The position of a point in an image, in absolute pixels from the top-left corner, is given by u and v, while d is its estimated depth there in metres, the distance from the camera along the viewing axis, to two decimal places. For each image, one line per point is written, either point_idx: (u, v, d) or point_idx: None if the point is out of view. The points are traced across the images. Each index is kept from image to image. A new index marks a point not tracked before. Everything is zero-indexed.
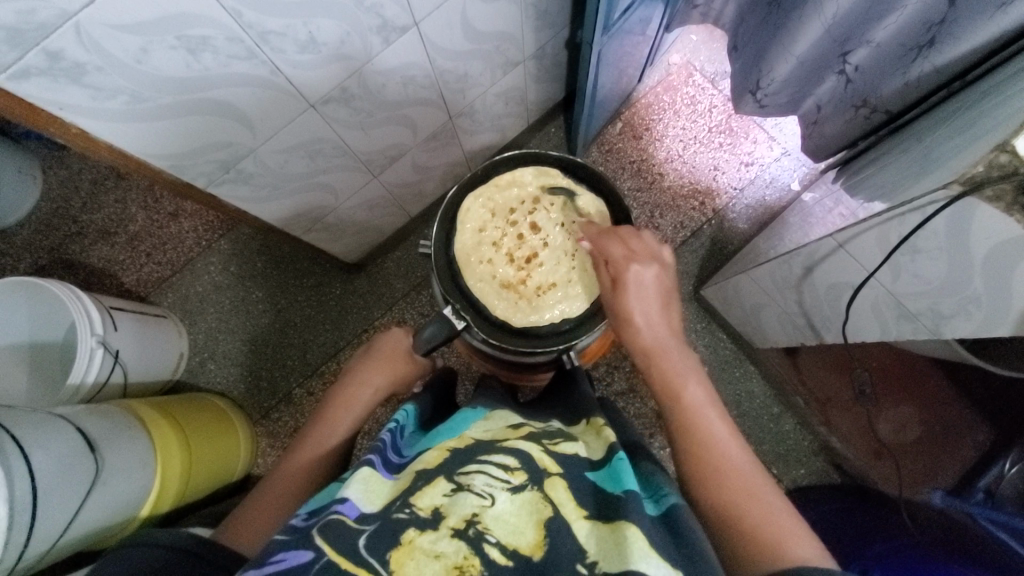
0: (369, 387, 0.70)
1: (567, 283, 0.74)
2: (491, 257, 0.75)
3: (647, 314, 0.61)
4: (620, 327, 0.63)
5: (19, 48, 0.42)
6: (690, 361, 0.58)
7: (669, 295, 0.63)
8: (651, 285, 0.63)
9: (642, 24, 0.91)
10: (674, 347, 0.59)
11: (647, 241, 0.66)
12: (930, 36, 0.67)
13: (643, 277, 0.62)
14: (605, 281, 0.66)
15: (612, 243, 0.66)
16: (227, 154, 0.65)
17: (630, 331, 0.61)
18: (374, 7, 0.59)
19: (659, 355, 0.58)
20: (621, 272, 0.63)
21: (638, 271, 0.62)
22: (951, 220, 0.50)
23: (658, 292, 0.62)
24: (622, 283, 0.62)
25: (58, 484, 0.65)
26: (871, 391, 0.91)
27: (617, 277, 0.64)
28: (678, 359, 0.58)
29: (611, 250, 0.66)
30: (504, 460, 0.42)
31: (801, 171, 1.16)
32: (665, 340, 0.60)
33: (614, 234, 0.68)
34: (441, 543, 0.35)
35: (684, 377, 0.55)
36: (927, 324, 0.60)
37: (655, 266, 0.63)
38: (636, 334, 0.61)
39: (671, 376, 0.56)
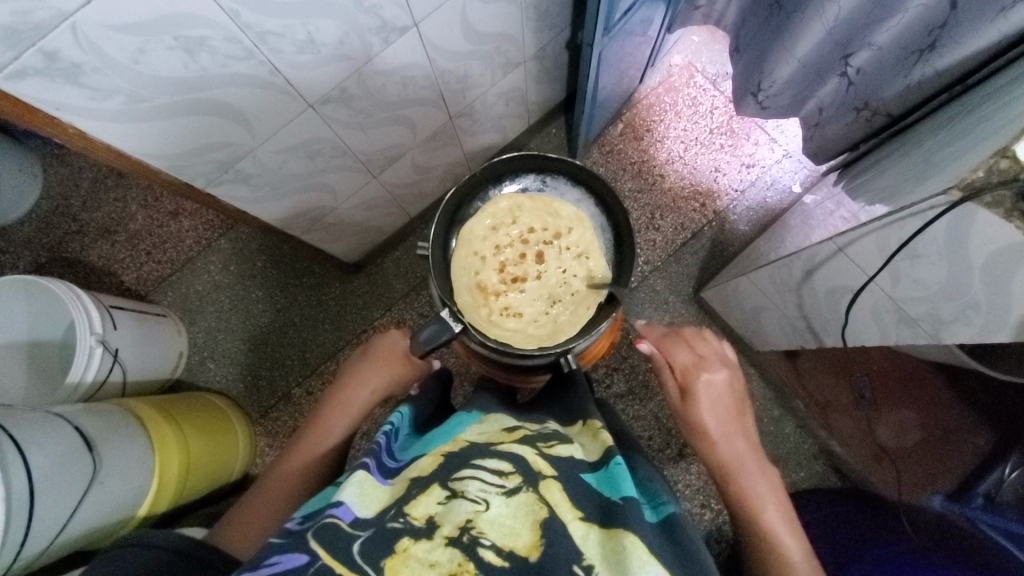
0: (366, 387, 0.69)
1: (525, 323, 0.75)
2: (487, 256, 0.76)
3: (719, 424, 0.64)
4: (690, 435, 0.66)
5: (15, 48, 0.42)
6: (765, 472, 0.62)
7: (738, 401, 0.67)
8: (723, 394, 0.67)
9: (643, 25, 0.91)
10: (751, 463, 0.62)
11: (711, 349, 0.71)
12: (932, 39, 0.66)
13: (710, 387, 0.66)
14: (672, 390, 0.69)
15: (679, 349, 0.70)
16: (225, 155, 0.65)
17: (704, 446, 0.64)
18: (373, 8, 0.59)
19: (739, 473, 0.61)
20: (690, 382, 0.67)
21: (709, 381, 0.67)
22: (951, 225, 0.50)
23: (729, 400, 0.67)
24: (692, 393, 0.66)
25: (55, 484, 0.65)
26: (870, 396, 0.91)
27: (685, 386, 0.67)
28: (757, 475, 0.61)
29: (678, 356, 0.70)
30: (498, 465, 0.42)
31: (802, 173, 1.16)
32: (743, 456, 0.62)
33: (677, 342, 0.71)
34: (436, 551, 0.34)
35: (761, 495, 0.60)
36: (926, 328, 0.59)
37: (723, 375, 0.68)
38: (712, 449, 0.63)
39: (751, 495, 0.60)
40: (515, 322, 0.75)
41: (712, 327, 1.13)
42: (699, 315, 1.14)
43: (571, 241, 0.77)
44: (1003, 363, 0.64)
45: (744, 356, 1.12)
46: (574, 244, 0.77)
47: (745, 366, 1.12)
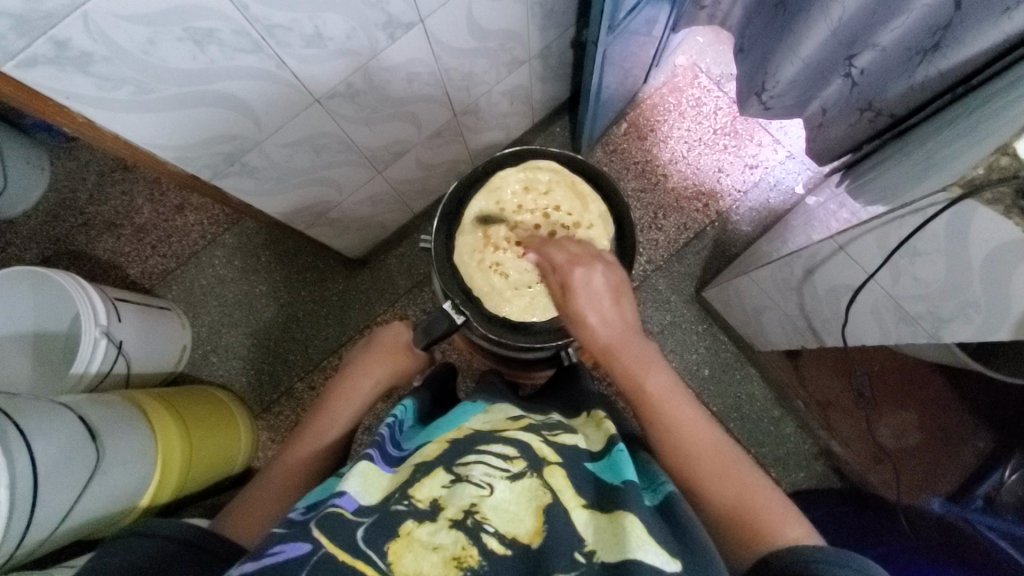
0: (369, 378, 0.70)
1: (507, 292, 0.72)
2: (503, 215, 0.75)
3: (601, 312, 0.58)
4: (574, 328, 0.60)
5: (27, 37, 0.42)
6: (648, 347, 0.57)
7: (621, 289, 0.60)
8: (602, 284, 0.60)
9: (647, 24, 0.91)
10: (633, 340, 0.57)
11: (588, 246, 0.64)
12: (936, 40, 0.66)
13: (586, 276, 0.60)
14: (554, 289, 0.63)
15: (555, 249, 0.64)
16: (231, 147, 0.65)
17: (585, 333, 0.59)
18: (380, 4, 0.59)
19: (620, 351, 0.56)
20: (568, 277, 0.61)
21: (584, 274, 0.60)
22: (951, 222, 0.50)
23: (608, 288, 0.60)
24: (571, 287, 0.60)
25: (60, 471, 0.65)
26: (870, 395, 0.90)
27: (563, 283, 0.61)
28: (637, 352, 0.56)
29: (553, 256, 0.63)
30: (503, 449, 0.42)
31: (806, 174, 1.16)
32: (622, 335, 0.57)
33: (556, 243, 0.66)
34: (440, 534, 0.35)
35: (645, 372, 0.54)
36: (926, 328, 0.60)
37: (599, 265, 0.61)
38: (592, 334, 0.58)
39: (631, 375, 0.54)
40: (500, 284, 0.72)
41: (713, 327, 1.13)
42: (701, 315, 1.14)
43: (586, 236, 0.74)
44: (1003, 363, 0.64)
45: (745, 356, 1.12)
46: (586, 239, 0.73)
47: (746, 367, 1.12)
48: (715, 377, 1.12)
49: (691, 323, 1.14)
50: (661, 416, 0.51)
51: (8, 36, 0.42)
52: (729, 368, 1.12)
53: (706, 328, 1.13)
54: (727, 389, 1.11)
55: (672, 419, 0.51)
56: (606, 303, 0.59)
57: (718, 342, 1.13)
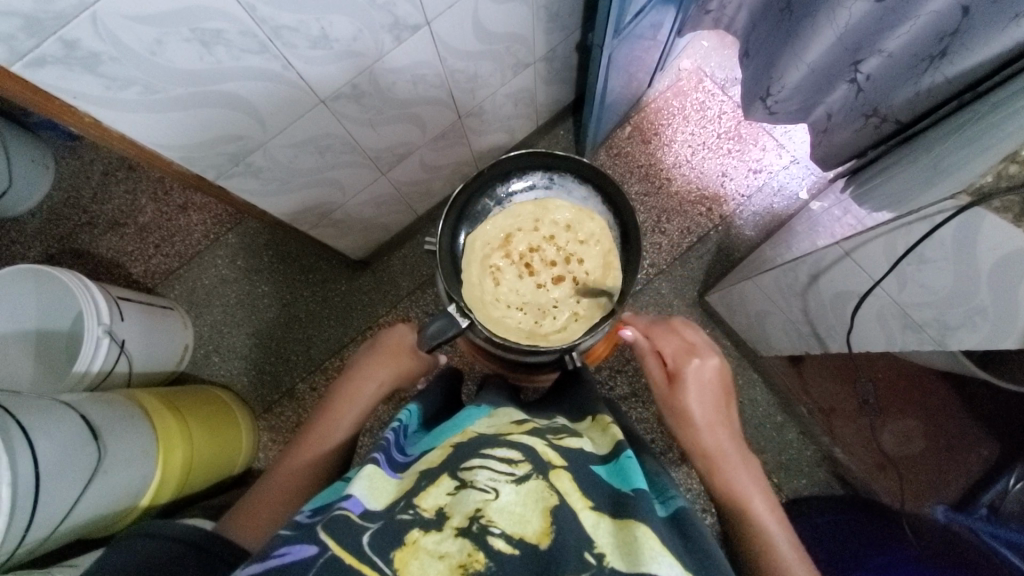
0: (373, 381, 0.70)
1: (489, 298, 0.76)
2: (532, 237, 0.78)
3: (705, 414, 0.64)
4: (677, 424, 0.66)
5: (36, 37, 0.42)
6: (746, 460, 0.62)
7: (725, 392, 0.67)
8: (710, 384, 0.67)
9: (653, 28, 0.91)
10: (732, 450, 0.62)
11: (703, 340, 0.71)
12: (943, 46, 0.66)
13: (698, 373, 0.67)
14: (658, 375, 0.69)
15: (666, 336, 0.71)
16: (236, 147, 0.65)
17: (689, 432, 0.64)
18: (386, 5, 0.59)
19: (721, 457, 0.61)
20: (680, 369, 0.67)
21: (699, 367, 0.67)
22: (959, 230, 0.50)
23: (716, 388, 0.66)
24: (681, 380, 0.66)
25: (62, 471, 0.65)
26: (875, 401, 0.89)
27: (674, 373, 0.68)
28: (738, 462, 0.61)
29: (666, 344, 0.70)
30: (508, 454, 0.42)
31: (810, 179, 1.15)
32: (724, 443, 0.62)
33: (665, 330, 0.72)
34: (445, 543, 0.35)
35: (741, 479, 0.59)
36: (932, 335, 0.59)
37: (712, 364, 0.68)
38: (694, 433, 0.63)
39: (731, 481, 0.59)
40: (488, 286, 0.77)
41: (716, 331, 1.13)
42: (704, 319, 1.14)
43: (583, 298, 0.77)
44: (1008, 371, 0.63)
45: (747, 361, 1.12)
46: (577, 305, 0.76)
47: (748, 372, 1.12)
48: None
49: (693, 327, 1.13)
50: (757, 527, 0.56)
51: (18, 36, 0.42)
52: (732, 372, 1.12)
53: (709, 332, 1.13)
54: None
55: (764, 530, 0.56)
56: (708, 405, 0.65)
57: (721, 347, 1.12)
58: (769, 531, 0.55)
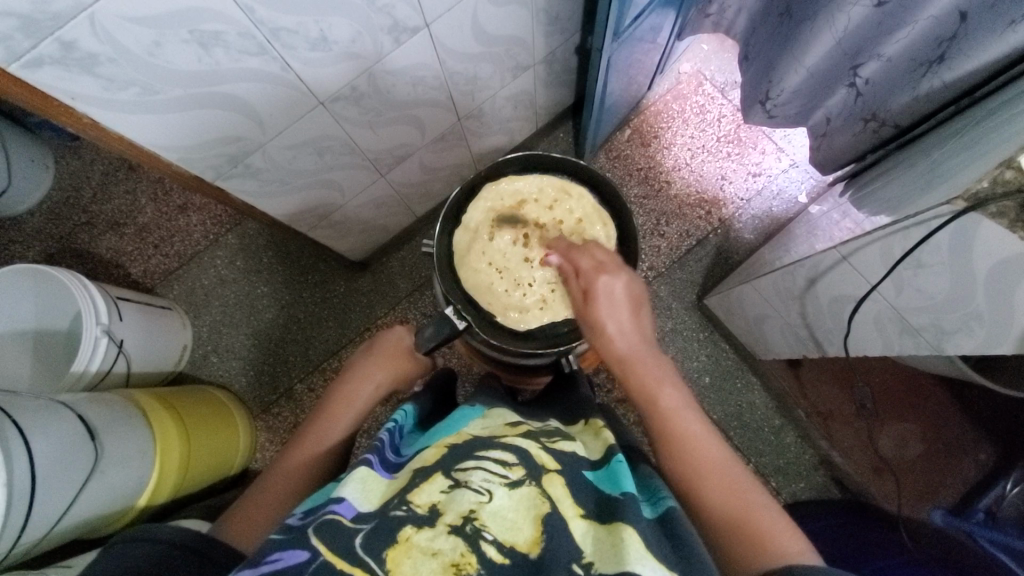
0: (369, 383, 0.69)
1: (470, 247, 0.74)
2: (540, 215, 0.75)
3: (619, 323, 0.60)
4: (595, 340, 0.62)
5: (33, 37, 0.42)
6: (663, 362, 0.57)
7: (640, 303, 0.62)
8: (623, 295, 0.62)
9: (652, 31, 0.91)
10: (650, 355, 0.58)
11: (614, 257, 0.66)
12: (941, 52, 0.66)
13: (611, 287, 0.61)
14: (576, 294, 0.64)
15: (581, 257, 0.66)
16: (235, 148, 0.65)
17: (604, 342, 0.60)
18: (386, 8, 0.60)
19: (636, 361, 0.57)
20: (591, 284, 0.62)
21: (608, 282, 0.61)
22: (955, 236, 0.50)
23: (628, 300, 0.61)
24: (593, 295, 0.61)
25: (57, 471, 0.65)
26: (872, 406, 0.88)
27: (587, 290, 0.63)
28: (654, 364, 0.57)
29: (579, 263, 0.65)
30: (501, 456, 0.42)
31: (809, 183, 1.16)
32: (641, 349, 0.58)
33: (583, 249, 0.67)
34: (439, 539, 0.35)
35: (661, 385, 0.55)
36: (929, 340, 0.59)
37: (624, 276, 0.63)
38: (609, 344, 0.59)
39: (648, 382, 0.55)
40: (475, 236, 0.75)
41: (714, 334, 1.13)
42: (702, 322, 1.14)
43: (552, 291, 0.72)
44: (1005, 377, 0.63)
45: (746, 365, 1.12)
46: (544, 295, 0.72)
47: (747, 375, 1.12)
48: (716, 385, 1.11)
49: (692, 330, 1.13)
50: (670, 426, 0.52)
51: (15, 36, 0.42)
52: (730, 376, 1.12)
53: (708, 336, 1.13)
54: (728, 398, 1.11)
55: (680, 428, 0.51)
56: (627, 315, 0.60)
57: (719, 350, 1.12)
58: (686, 428, 0.51)
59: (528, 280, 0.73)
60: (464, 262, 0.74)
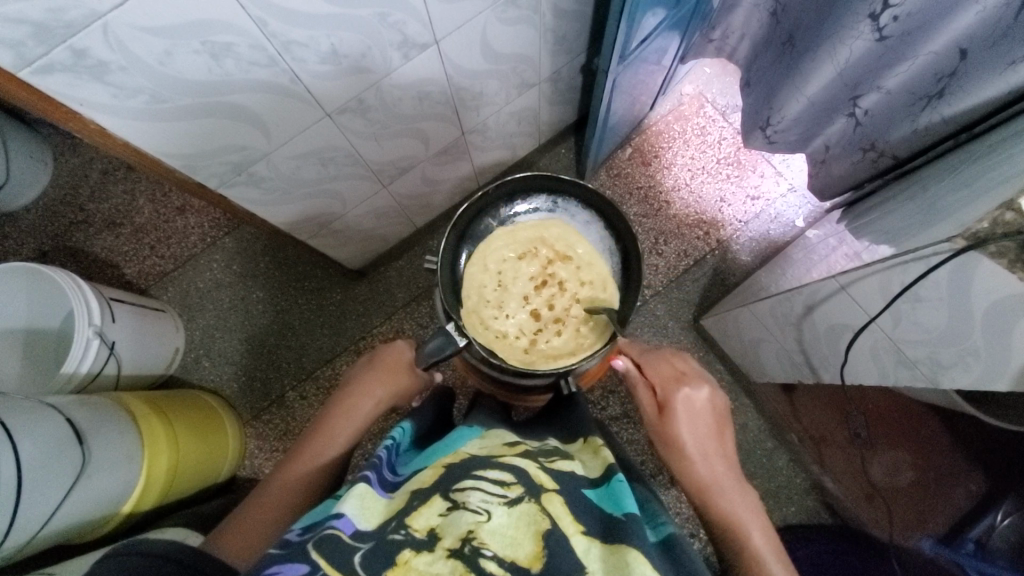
0: (370, 398, 0.69)
1: (490, 258, 0.78)
2: (555, 277, 0.77)
3: (698, 442, 0.62)
4: (671, 459, 0.63)
5: (46, 44, 0.42)
6: (745, 496, 0.59)
7: (721, 419, 0.64)
8: (702, 409, 0.64)
9: (658, 53, 0.93)
10: (729, 482, 0.60)
11: (692, 367, 0.69)
12: (941, 87, 0.68)
13: (691, 399, 0.64)
14: (649, 404, 0.66)
15: (659, 363, 0.68)
16: (239, 157, 0.65)
17: (681, 463, 0.61)
18: (396, 24, 0.60)
19: (715, 490, 0.59)
20: (669, 396, 0.64)
21: (688, 396, 0.64)
22: (954, 272, 0.50)
23: (709, 415, 0.64)
24: (671, 409, 0.63)
25: (44, 474, 0.64)
26: (866, 435, 0.88)
27: (664, 402, 0.64)
28: (736, 496, 0.59)
29: (656, 371, 0.67)
30: (500, 476, 0.42)
31: (807, 209, 1.17)
32: (720, 474, 0.60)
33: (659, 356, 0.69)
34: (437, 564, 0.34)
35: (742, 519, 0.57)
36: (925, 372, 0.59)
37: (707, 391, 0.65)
38: (687, 465, 0.61)
39: (729, 517, 0.57)
40: (513, 248, 0.78)
41: (709, 354, 1.14)
42: (698, 343, 1.14)
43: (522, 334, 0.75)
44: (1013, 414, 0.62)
45: (739, 387, 1.12)
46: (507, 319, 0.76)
47: (741, 397, 1.12)
48: None
49: (688, 349, 1.14)
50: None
51: (27, 43, 0.41)
52: None
53: (703, 355, 1.14)
54: None
55: (768, 571, 0.52)
56: (707, 437, 0.62)
57: (714, 371, 1.13)
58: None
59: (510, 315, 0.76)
60: (490, 256, 0.78)
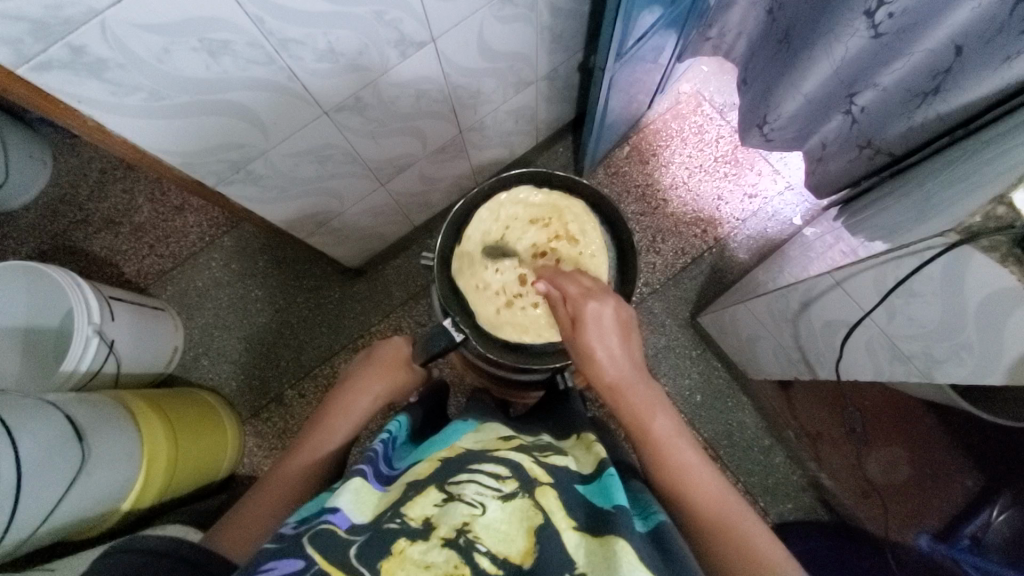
0: (368, 394, 0.69)
1: (502, 216, 0.77)
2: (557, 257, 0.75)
3: (608, 350, 0.60)
4: (583, 364, 0.62)
5: (44, 41, 0.43)
6: (654, 390, 0.59)
7: (628, 327, 0.62)
8: (611, 321, 0.61)
9: (655, 52, 0.93)
10: (637, 380, 0.59)
11: (600, 282, 0.65)
12: (936, 84, 0.68)
13: (599, 312, 0.60)
14: (563, 320, 0.63)
15: (567, 280, 0.64)
16: (237, 155, 0.65)
17: (592, 368, 0.60)
18: (393, 22, 0.60)
19: (626, 387, 0.59)
20: (580, 310, 0.61)
21: (596, 309, 0.60)
22: (948, 267, 0.51)
23: (616, 326, 0.61)
24: (582, 322, 0.60)
25: (44, 470, 0.64)
26: (862, 432, 0.88)
27: (575, 316, 0.61)
28: (645, 390, 0.59)
29: (566, 288, 0.63)
30: (495, 470, 0.43)
31: (804, 206, 1.17)
32: (629, 374, 0.60)
33: (567, 274, 0.66)
34: (431, 553, 0.34)
35: (649, 410, 0.57)
36: (920, 367, 0.60)
37: (613, 301, 0.62)
38: (600, 370, 0.60)
39: (638, 410, 0.57)
40: (527, 209, 0.77)
41: (707, 352, 1.14)
42: (696, 340, 1.15)
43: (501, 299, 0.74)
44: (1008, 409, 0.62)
45: (737, 385, 1.13)
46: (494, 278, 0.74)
47: (738, 395, 1.12)
48: (706, 403, 1.12)
49: (686, 347, 1.14)
50: (665, 456, 0.54)
51: (24, 40, 0.42)
52: (722, 395, 1.12)
53: (701, 353, 1.14)
54: (719, 417, 1.12)
55: (675, 455, 0.54)
56: (617, 345, 0.60)
57: (712, 368, 1.13)
58: (681, 457, 0.54)
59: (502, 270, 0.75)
60: (502, 207, 0.77)
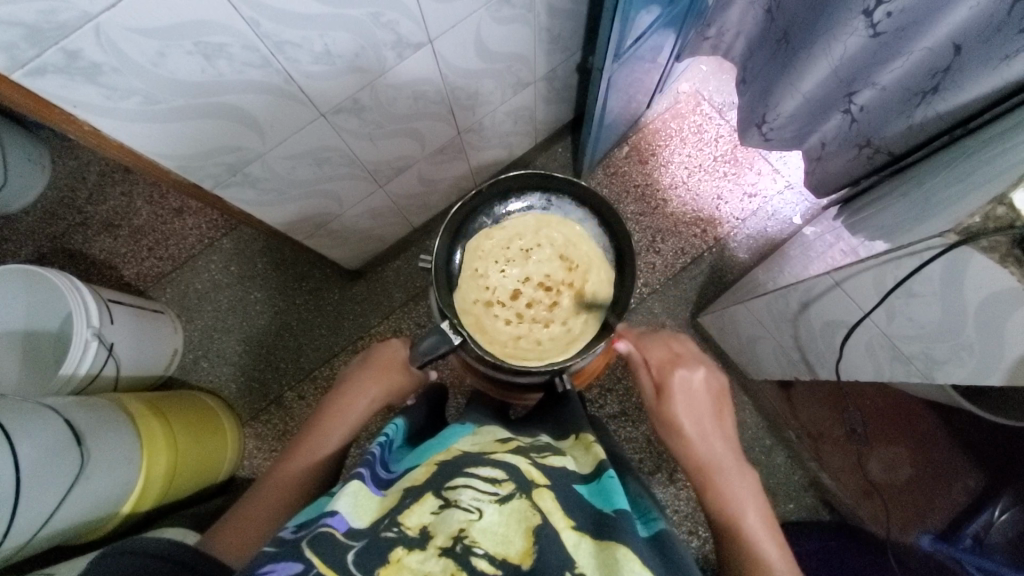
0: (365, 397, 0.68)
1: (520, 225, 0.79)
2: (555, 292, 0.77)
3: (696, 424, 0.61)
4: (671, 441, 0.62)
5: (38, 46, 0.42)
6: (748, 479, 0.58)
7: (719, 401, 0.64)
8: (700, 391, 0.63)
9: (653, 52, 0.93)
10: (730, 465, 0.58)
11: (692, 350, 0.68)
12: (935, 83, 0.68)
13: (688, 383, 0.63)
14: (647, 386, 0.66)
15: (655, 345, 0.68)
16: (234, 158, 0.65)
17: (680, 446, 0.61)
18: (390, 24, 0.60)
19: (716, 473, 0.58)
20: (666, 379, 0.64)
21: (684, 376, 0.63)
22: (947, 267, 0.50)
23: (705, 396, 0.63)
24: (669, 389, 0.63)
25: (43, 474, 0.64)
26: (862, 432, 0.87)
27: (661, 384, 0.64)
28: (735, 477, 0.57)
29: (652, 352, 0.67)
30: (491, 473, 0.42)
31: (804, 206, 1.17)
32: (720, 457, 0.59)
33: (658, 338, 0.69)
34: (429, 562, 0.35)
35: (740, 502, 0.56)
36: (920, 367, 0.59)
37: (702, 373, 0.64)
38: (687, 448, 0.60)
39: (725, 498, 0.56)
40: (552, 233, 0.79)
41: (707, 352, 1.14)
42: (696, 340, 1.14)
43: (485, 299, 0.77)
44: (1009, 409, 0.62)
45: (737, 385, 1.13)
46: (490, 278, 0.77)
47: (739, 395, 1.12)
48: None
49: None
50: (750, 548, 0.52)
51: (19, 45, 0.42)
52: None
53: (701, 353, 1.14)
54: None
55: (758, 549, 0.52)
56: (705, 420, 0.61)
57: None
58: (764, 550, 0.52)
59: (504, 274, 0.78)
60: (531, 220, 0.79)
